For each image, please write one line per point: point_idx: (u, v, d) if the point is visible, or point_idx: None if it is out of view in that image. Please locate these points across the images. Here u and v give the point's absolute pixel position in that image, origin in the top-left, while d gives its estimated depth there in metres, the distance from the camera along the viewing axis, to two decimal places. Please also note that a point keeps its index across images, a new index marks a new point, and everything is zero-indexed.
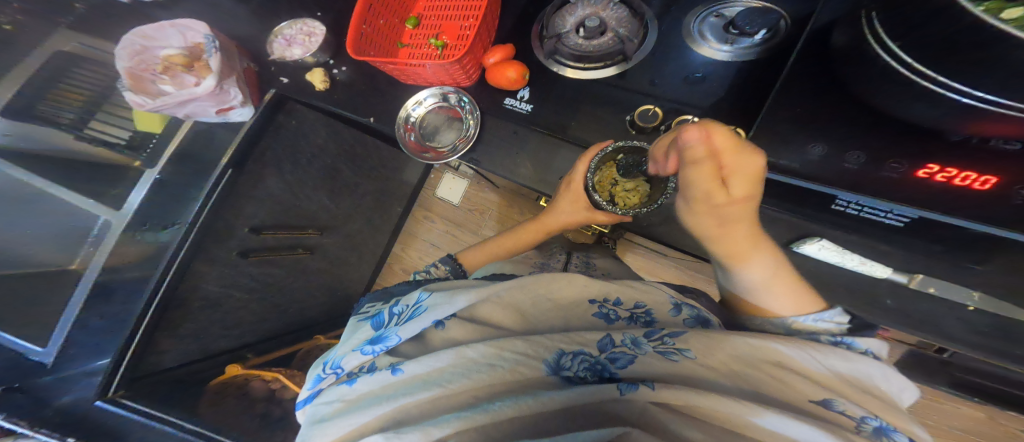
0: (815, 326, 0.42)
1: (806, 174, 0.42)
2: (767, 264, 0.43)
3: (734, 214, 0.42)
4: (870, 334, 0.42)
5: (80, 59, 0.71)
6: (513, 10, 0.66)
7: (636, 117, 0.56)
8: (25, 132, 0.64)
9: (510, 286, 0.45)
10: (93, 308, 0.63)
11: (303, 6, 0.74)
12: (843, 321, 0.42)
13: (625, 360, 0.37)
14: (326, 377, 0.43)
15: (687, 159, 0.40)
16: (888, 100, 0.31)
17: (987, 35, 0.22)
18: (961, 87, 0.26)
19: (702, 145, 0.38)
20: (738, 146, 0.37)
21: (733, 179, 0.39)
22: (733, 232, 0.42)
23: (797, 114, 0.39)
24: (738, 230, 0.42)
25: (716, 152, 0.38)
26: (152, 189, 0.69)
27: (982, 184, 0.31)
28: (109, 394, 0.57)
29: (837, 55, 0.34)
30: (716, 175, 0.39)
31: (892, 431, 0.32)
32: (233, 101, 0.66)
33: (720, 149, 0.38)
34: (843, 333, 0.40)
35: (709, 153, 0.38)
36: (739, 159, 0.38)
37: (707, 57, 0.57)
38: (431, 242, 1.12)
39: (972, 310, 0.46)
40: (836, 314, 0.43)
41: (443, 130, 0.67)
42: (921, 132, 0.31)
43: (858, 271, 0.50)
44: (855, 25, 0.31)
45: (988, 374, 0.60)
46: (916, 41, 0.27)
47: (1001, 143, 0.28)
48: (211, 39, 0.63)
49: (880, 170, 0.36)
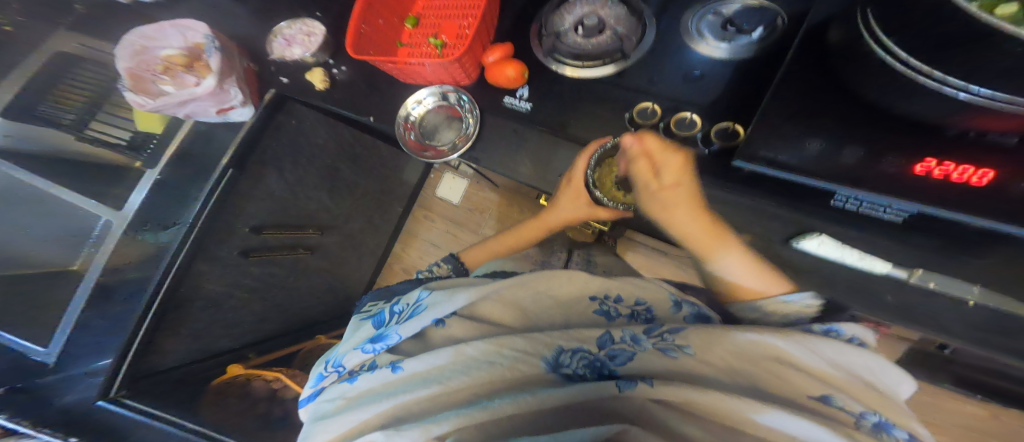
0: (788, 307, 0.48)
1: (805, 173, 0.38)
2: (728, 246, 0.52)
3: (680, 201, 0.54)
4: (844, 316, 0.48)
5: (81, 60, 0.71)
6: (512, 9, 0.66)
7: (635, 115, 0.57)
8: (26, 133, 0.64)
9: (510, 284, 0.47)
10: (95, 308, 0.64)
11: (302, 6, 0.74)
12: (812, 304, 0.48)
13: (624, 356, 0.37)
14: (327, 376, 0.44)
15: (630, 159, 0.56)
16: (885, 97, 0.33)
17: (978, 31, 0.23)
18: (958, 82, 0.27)
19: (638, 146, 0.54)
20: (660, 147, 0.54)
21: (663, 171, 0.55)
22: (676, 213, 0.54)
23: (794, 110, 0.38)
24: (682, 210, 0.54)
25: (648, 151, 0.55)
26: (153, 191, 0.70)
27: (979, 178, 0.31)
28: (112, 393, 0.57)
29: (834, 51, 0.35)
30: (649, 168, 0.54)
31: (890, 427, 0.33)
32: (234, 100, 0.65)
33: (650, 148, 0.54)
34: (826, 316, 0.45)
35: (643, 153, 0.55)
36: (662, 157, 0.55)
37: (705, 53, 0.57)
38: (431, 242, 1.12)
39: (972, 304, 0.45)
40: (807, 298, 0.48)
41: (443, 130, 0.67)
42: (915, 128, 0.32)
43: (859, 267, 0.48)
44: (850, 22, 0.33)
45: (991, 371, 0.59)
46: (915, 37, 0.27)
47: (998, 137, 0.29)
48: (211, 40, 0.63)
49: (878, 167, 0.35)
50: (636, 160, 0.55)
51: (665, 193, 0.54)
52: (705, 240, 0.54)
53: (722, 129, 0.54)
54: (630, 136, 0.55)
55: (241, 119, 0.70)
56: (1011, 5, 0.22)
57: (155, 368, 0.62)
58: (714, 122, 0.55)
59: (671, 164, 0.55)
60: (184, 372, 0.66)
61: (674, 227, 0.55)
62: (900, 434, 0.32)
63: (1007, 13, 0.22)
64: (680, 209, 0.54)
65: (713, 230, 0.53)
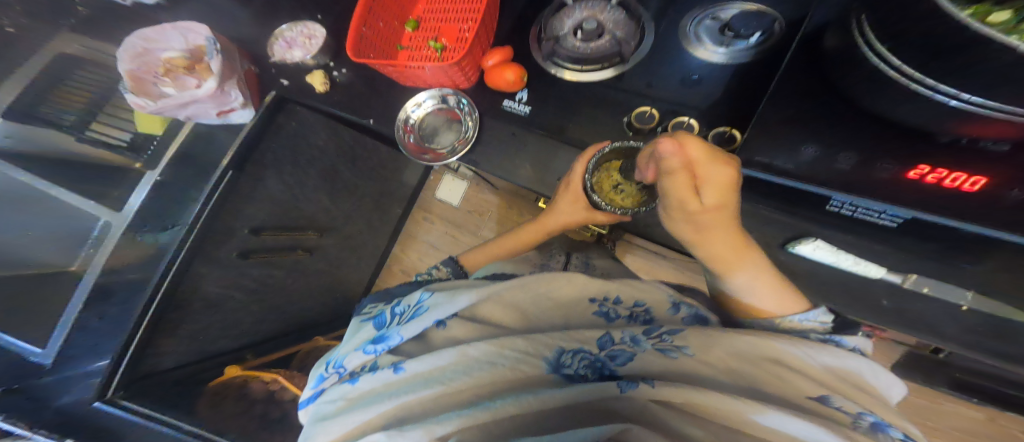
0: (801, 325, 0.43)
1: (801, 175, 0.42)
2: (755, 265, 0.43)
3: (718, 224, 0.41)
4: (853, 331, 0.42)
5: (83, 62, 0.72)
6: (512, 12, 0.67)
7: (634, 118, 0.57)
8: (23, 133, 0.64)
9: (510, 285, 0.46)
10: (93, 309, 0.64)
11: (303, 8, 0.74)
12: (826, 319, 0.43)
13: (625, 357, 0.38)
14: (328, 377, 0.44)
15: (665, 171, 0.39)
16: (882, 104, 0.32)
17: (968, 38, 0.23)
18: (949, 90, 0.27)
19: (680, 156, 0.38)
20: (710, 155, 0.38)
21: (705, 187, 0.40)
22: (709, 236, 0.42)
23: (791, 115, 0.39)
24: (717, 234, 0.42)
25: (692, 162, 0.38)
26: (152, 191, 0.70)
27: (972, 185, 0.32)
28: (109, 396, 0.57)
29: (828, 56, 0.35)
30: (689, 185, 0.39)
31: (887, 427, 0.32)
32: (234, 102, 0.66)
33: (695, 158, 0.38)
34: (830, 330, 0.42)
35: (685, 163, 0.38)
36: (708, 168, 0.39)
37: (703, 58, 0.57)
38: (430, 243, 1.12)
39: (966, 310, 0.46)
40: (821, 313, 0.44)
41: (442, 132, 0.67)
42: (911, 131, 0.32)
43: (852, 271, 0.50)
44: (845, 29, 0.32)
45: (988, 375, 0.60)
46: (909, 42, 0.27)
47: (991, 144, 0.28)
48: (212, 42, 0.64)
49: (874, 171, 0.37)
50: (674, 174, 0.39)
51: (705, 216, 0.40)
52: (738, 262, 0.43)
53: (721, 134, 0.54)
54: (668, 142, 0.37)
55: (241, 121, 0.71)
56: (1005, 12, 0.21)
57: (153, 369, 0.62)
58: (712, 126, 0.56)
59: (721, 178, 0.39)
60: (184, 373, 0.67)
61: (702, 248, 0.44)
62: (895, 433, 0.32)
63: None
64: (719, 231, 0.41)
65: (742, 251, 0.43)
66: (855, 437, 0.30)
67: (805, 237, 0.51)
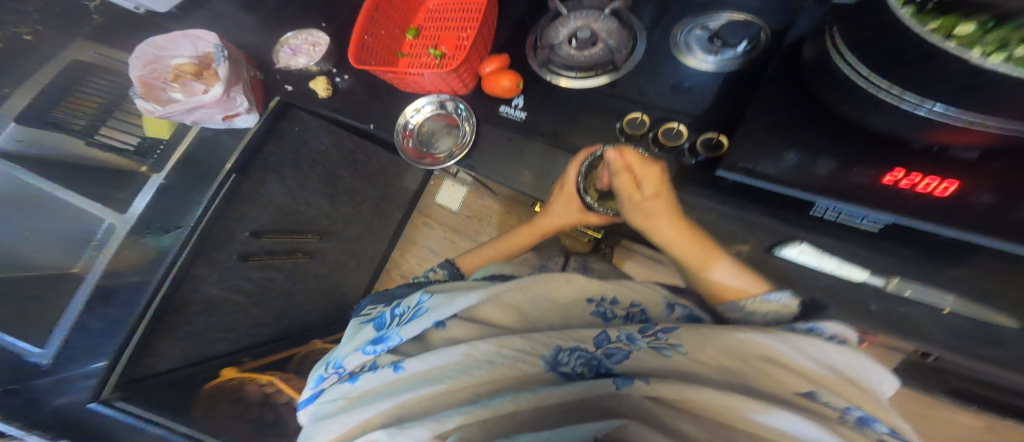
0: (765, 307, 0.46)
1: (781, 182, 0.42)
2: (713, 256, 0.50)
3: (661, 211, 0.52)
4: (828, 321, 0.43)
5: (97, 69, 0.74)
6: (509, 22, 0.69)
7: (625, 125, 0.58)
8: (36, 138, 0.66)
9: (508, 287, 0.48)
10: (94, 309, 0.64)
11: (307, 17, 0.77)
12: (791, 303, 0.46)
13: (620, 355, 0.38)
14: (327, 377, 0.45)
15: (614, 172, 0.55)
16: (855, 112, 0.35)
17: (927, 52, 0.27)
18: (914, 98, 0.30)
19: (620, 160, 0.54)
20: (641, 159, 0.53)
21: (644, 183, 0.54)
22: (657, 220, 0.52)
23: (772, 122, 0.42)
24: (663, 217, 0.52)
25: (629, 164, 0.54)
26: (155, 196, 0.72)
27: (942, 191, 0.34)
28: (105, 396, 0.57)
29: (806, 66, 0.39)
30: (632, 181, 0.54)
31: (872, 421, 0.33)
32: (239, 108, 0.68)
33: (630, 161, 0.54)
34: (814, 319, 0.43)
35: (625, 166, 0.54)
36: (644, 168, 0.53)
37: (693, 66, 0.59)
38: (430, 248, 1.13)
39: (947, 313, 0.47)
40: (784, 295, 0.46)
41: (442, 136, 0.70)
42: (885, 140, 0.35)
43: (835, 274, 0.51)
44: (820, 41, 0.37)
45: (981, 381, 0.60)
46: (879, 54, 0.30)
47: (960, 151, 0.32)
48: (221, 50, 0.66)
49: (850, 177, 0.38)
50: (619, 173, 0.55)
51: (648, 203, 0.53)
52: (695, 248, 0.51)
53: (709, 139, 0.55)
54: (611, 152, 0.54)
55: (246, 126, 0.72)
56: (969, 24, 0.24)
57: (150, 370, 0.63)
58: (700, 132, 0.57)
59: (652, 175, 0.53)
60: (180, 375, 0.67)
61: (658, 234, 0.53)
62: (881, 427, 0.33)
63: (964, 34, 0.24)
64: (662, 217, 0.52)
65: (698, 240, 0.51)
66: (843, 433, 0.31)
67: (790, 240, 0.52)
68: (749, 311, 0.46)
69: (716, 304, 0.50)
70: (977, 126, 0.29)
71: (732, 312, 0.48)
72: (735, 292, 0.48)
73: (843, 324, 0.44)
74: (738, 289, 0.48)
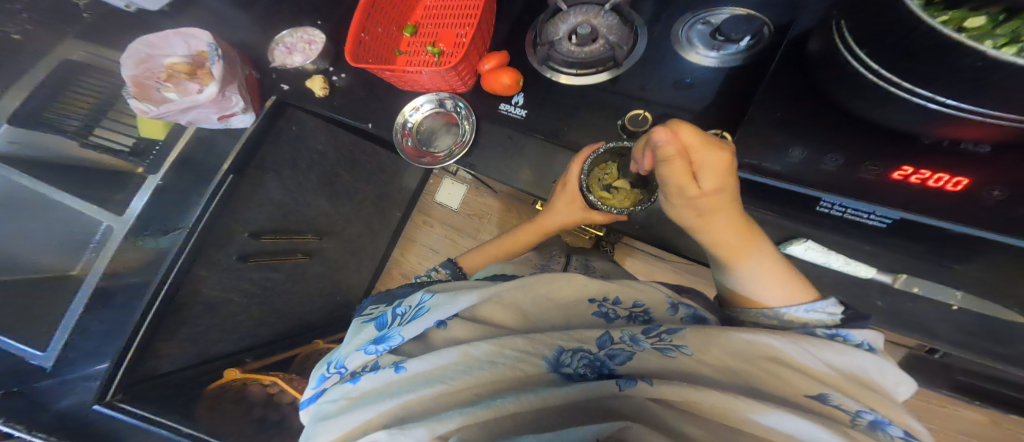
0: (805, 317, 0.43)
1: (789, 179, 0.42)
2: (759, 254, 0.44)
3: (718, 209, 0.42)
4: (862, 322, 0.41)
5: (86, 68, 0.72)
6: (508, 17, 0.68)
7: (628, 122, 0.57)
8: (29, 139, 0.65)
9: (510, 286, 0.46)
10: (94, 312, 0.64)
11: (303, 15, 0.76)
12: (835, 312, 0.43)
13: (623, 356, 0.38)
14: (330, 377, 0.45)
15: (661, 159, 0.40)
16: (865, 107, 0.34)
17: (937, 47, 0.26)
18: (924, 94, 0.29)
19: (674, 143, 0.38)
20: (703, 142, 0.38)
21: (703, 174, 0.40)
22: (710, 220, 0.43)
23: (779, 117, 0.41)
24: (717, 217, 0.43)
25: (686, 147, 0.38)
26: (152, 197, 0.70)
27: (954, 185, 0.34)
28: (109, 398, 0.58)
29: (815, 62, 0.38)
30: (687, 172, 0.40)
31: (886, 425, 0.33)
32: (235, 107, 0.67)
33: (689, 143, 0.38)
34: (839, 325, 0.40)
35: (681, 150, 0.39)
36: (704, 154, 0.39)
37: (694, 62, 0.58)
38: (430, 247, 1.13)
39: (956, 309, 0.47)
40: (830, 304, 0.43)
41: (440, 135, 0.69)
42: (896, 135, 0.34)
43: (842, 270, 0.51)
44: (828, 36, 0.36)
45: (985, 377, 0.60)
46: (886, 48, 0.30)
47: (972, 146, 0.31)
48: (214, 48, 0.65)
49: (858, 173, 0.38)
50: (671, 162, 0.39)
51: (702, 201, 0.41)
52: (741, 247, 0.44)
53: (711, 136, 0.55)
54: (660, 130, 0.38)
55: (242, 126, 0.71)
56: (979, 16, 0.24)
57: (152, 372, 0.63)
58: (703, 128, 0.57)
59: (718, 163, 0.39)
60: (181, 377, 0.67)
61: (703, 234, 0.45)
62: (894, 431, 0.32)
63: (975, 27, 0.24)
64: (717, 216, 0.42)
65: (747, 236, 0.44)
66: (853, 436, 0.30)
67: (795, 237, 0.53)
68: (787, 321, 0.43)
69: (739, 307, 0.48)
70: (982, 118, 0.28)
71: (769, 319, 0.44)
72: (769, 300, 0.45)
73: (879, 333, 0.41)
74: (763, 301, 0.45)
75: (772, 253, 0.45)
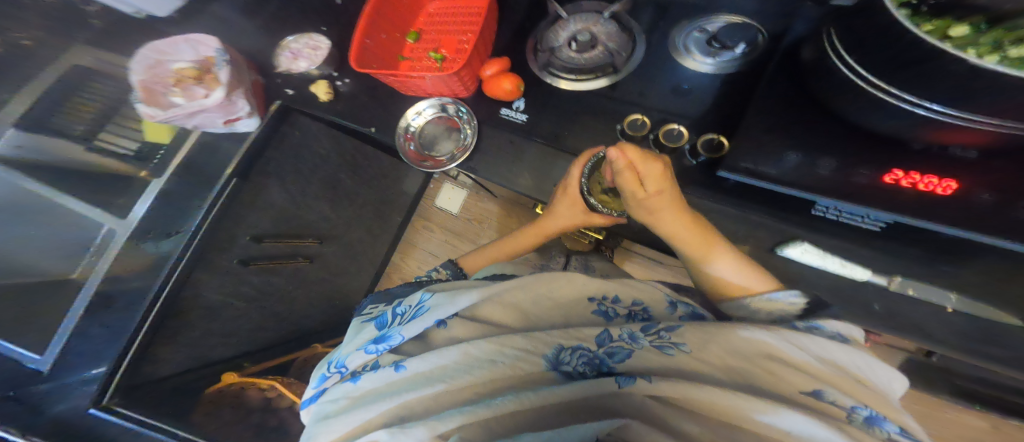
0: (774, 304, 0.46)
1: (783, 182, 0.41)
2: (718, 251, 0.49)
3: (664, 207, 0.49)
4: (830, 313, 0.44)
5: (93, 73, 0.72)
6: (509, 24, 0.69)
7: (627, 126, 0.59)
8: (35, 144, 0.65)
9: (510, 286, 0.47)
10: (95, 316, 0.63)
11: (307, 21, 0.77)
12: (798, 301, 0.45)
13: (623, 354, 0.38)
14: (330, 376, 0.45)
15: (615, 171, 0.47)
16: (863, 109, 0.35)
17: (923, 53, 0.27)
18: (912, 98, 0.30)
19: (622, 160, 0.45)
20: (644, 157, 0.46)
21: (647, 181, 0.47)
22: (661, 218, 0.49)
23: (773, 122, 0.42)
24: (667, 216, 0.49)
25: (632, 161, 0.46)
26: (157, 200, 0.72)
27: (944, 189, 0.35)
28: (104, 402, 0.57)
29: (807, 69, 0.40)
30: (634, 179, 0.47)
31: (881, 421, 0.34)
32: (241, 112, 0.68)
33: (634, 159, 0.46)
34: (812, 317, 0.43)
35: (628, 164, 0.46)
36: (647, 165, 0.46)
37: (693, 68, 0.60)
38: (430, 251, 1.13)
39: (951, 311, 0.48)
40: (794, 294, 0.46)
41: (442, 141, 0.69)
42: (888, 141, 0.36)
43: (840, 274, 0.52)
44: (820, 43, 0.38)
45: (982, 380, 0.61)
46: (874, 54, 0.31)
47: (960, 150, 0.34)
48: (221, 54, 0.66)
49: (852, 177, 0.38)
50: (621, 173, 0.47)
51: (651, 202, 0.48)
52: (700, 245, 0.49)
53: (709, 140, 0.55)
54: (613, 149, 0.45)
55: (248, 129, 0.72)
56: (963, 26, 0.26)
57: (151, 376, 0.63)
58: (700, 133, 0.58)
59: (656, 171, 0.46)
60: (180, 380, 0.67)
61: (664, 232, 0.50)
62: (890, 427, 0.33)
63: (959, 35, 0.26)
64: (666, 214, 0.49)
65: (702, 234, 0.49)
66: (853, 434, 0.31)
67: (794, 239, 0.53)
68: (756, 309, 0.47)
69: (722, 300, 0.51)
70: (995, 126, 0.29)
71: (741, 310, 0.48)
72: (743, 290, 0.49)
73: (848, 324, 0.43)
74: (744, 289, 0.49)
75: (732, 249, 0.50)
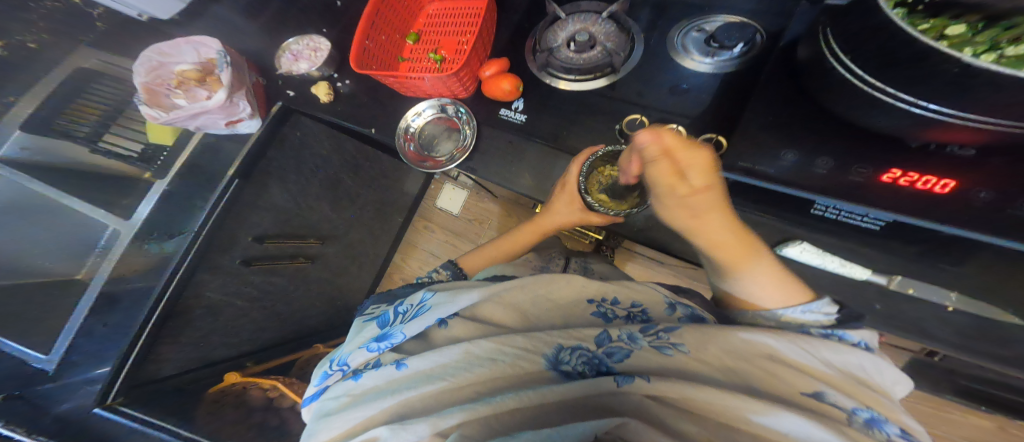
0: (802, 318, 0.43)
1: (781, 182, 0.42)
2: (758, 259, 0.45)
3: (710, 206, 0.44)
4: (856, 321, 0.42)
5: (98, 76, 0.74)
6: (508, 25, 0.69)
7: (624, 126, 0.59)
8: (40, 145, 0.67)
9: (510, 285, 0.48)
10: (98, 314, 0.64)
11: (308, 23, 0.78)
12: (830, 311, 0.43)
13: (621, 354, 0.38)
14: (332, 374, 0.45)
15: (648, 160, 0.44)
16: (854, 109, 0.35)
17: (918, 51, 0.27)
18: (907, 97, 0.30)
19: (658, 145, 0.43)
20: (684, 144, 0.43)
21: (689, 172, 0.43)
22: (706, 219, 0.44)
23: (773, 121, 0.42)
24: (711, 215, 0.44)
25: (669, 150, 0.43)
26: (160, 201, 0.72)
27: (941, 188, 0.35)
28: (109, 401, 0.58)
29: (803, 66, 0.40)
30: (673, 171, 0.43)
31: (882, 423, 0.34)
32: (242, 112, 0.69)
33: (671, 146, 0.43)
34: (834, 325, 0.41)
35: (665, 153, 0.43)
36: (687, 155, 0.43)
37: (691, 68, 0.60)
38: (431, 251, 1.14)
39: (951, 310, 0.48)
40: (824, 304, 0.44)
41: (442, 140, 0.70)
42: (885, 138, 0.35)
43: (839, 272, 0.52)
44: (816, 41, 0.38)
45: (986, 379, 0.60)
46: (867, 56, 0.31)
47: (957, 148, 0.32)
48: (222, 55, 0.67)
49: (849, 175, 0.39)
50: (655, 163, 0.44)
51: (694, 198, 0.44)
52: (741, 252, 0.45)
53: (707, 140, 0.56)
54: (645, 135, 0.43)
55: (249, 131, 0.74)
56: (959, 25, 0.26)
57: (153, 375, 0.63)
58: (699, 132, 0.58)
59: (700, 161, 0.43)
60: (183, 380, 0.67)
61: (703, 235, 0.46)
62: (890, 429, 0.33)
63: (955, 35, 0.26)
64: (713, 214, 0.44)
65: (744, 239, 0.45)
66: (851, 435, 0.31)
67: (794, 238, 0.53)
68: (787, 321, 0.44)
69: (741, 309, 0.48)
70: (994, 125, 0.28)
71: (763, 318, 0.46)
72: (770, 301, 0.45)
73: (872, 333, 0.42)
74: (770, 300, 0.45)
75: (770, 258, 0.46)
